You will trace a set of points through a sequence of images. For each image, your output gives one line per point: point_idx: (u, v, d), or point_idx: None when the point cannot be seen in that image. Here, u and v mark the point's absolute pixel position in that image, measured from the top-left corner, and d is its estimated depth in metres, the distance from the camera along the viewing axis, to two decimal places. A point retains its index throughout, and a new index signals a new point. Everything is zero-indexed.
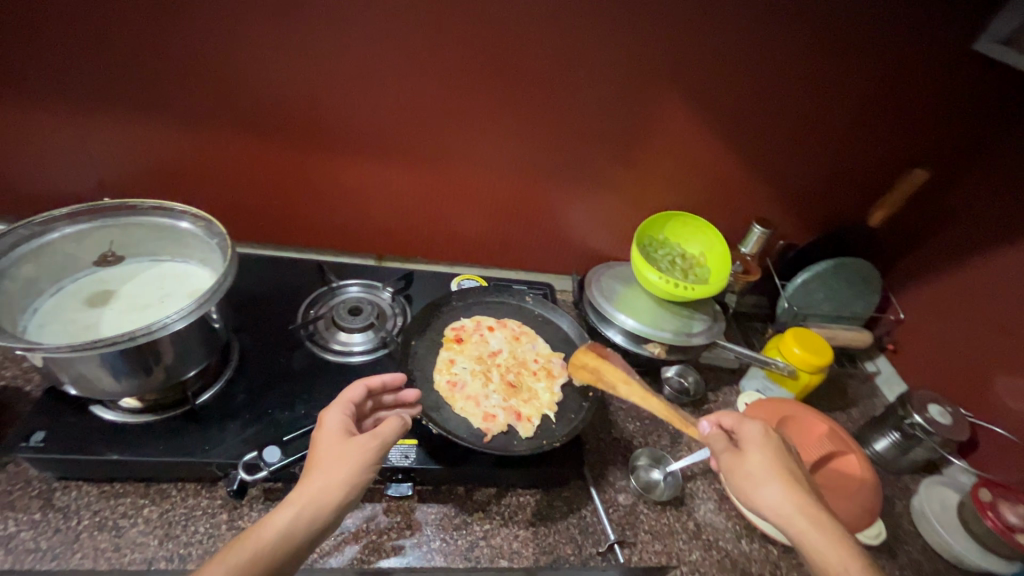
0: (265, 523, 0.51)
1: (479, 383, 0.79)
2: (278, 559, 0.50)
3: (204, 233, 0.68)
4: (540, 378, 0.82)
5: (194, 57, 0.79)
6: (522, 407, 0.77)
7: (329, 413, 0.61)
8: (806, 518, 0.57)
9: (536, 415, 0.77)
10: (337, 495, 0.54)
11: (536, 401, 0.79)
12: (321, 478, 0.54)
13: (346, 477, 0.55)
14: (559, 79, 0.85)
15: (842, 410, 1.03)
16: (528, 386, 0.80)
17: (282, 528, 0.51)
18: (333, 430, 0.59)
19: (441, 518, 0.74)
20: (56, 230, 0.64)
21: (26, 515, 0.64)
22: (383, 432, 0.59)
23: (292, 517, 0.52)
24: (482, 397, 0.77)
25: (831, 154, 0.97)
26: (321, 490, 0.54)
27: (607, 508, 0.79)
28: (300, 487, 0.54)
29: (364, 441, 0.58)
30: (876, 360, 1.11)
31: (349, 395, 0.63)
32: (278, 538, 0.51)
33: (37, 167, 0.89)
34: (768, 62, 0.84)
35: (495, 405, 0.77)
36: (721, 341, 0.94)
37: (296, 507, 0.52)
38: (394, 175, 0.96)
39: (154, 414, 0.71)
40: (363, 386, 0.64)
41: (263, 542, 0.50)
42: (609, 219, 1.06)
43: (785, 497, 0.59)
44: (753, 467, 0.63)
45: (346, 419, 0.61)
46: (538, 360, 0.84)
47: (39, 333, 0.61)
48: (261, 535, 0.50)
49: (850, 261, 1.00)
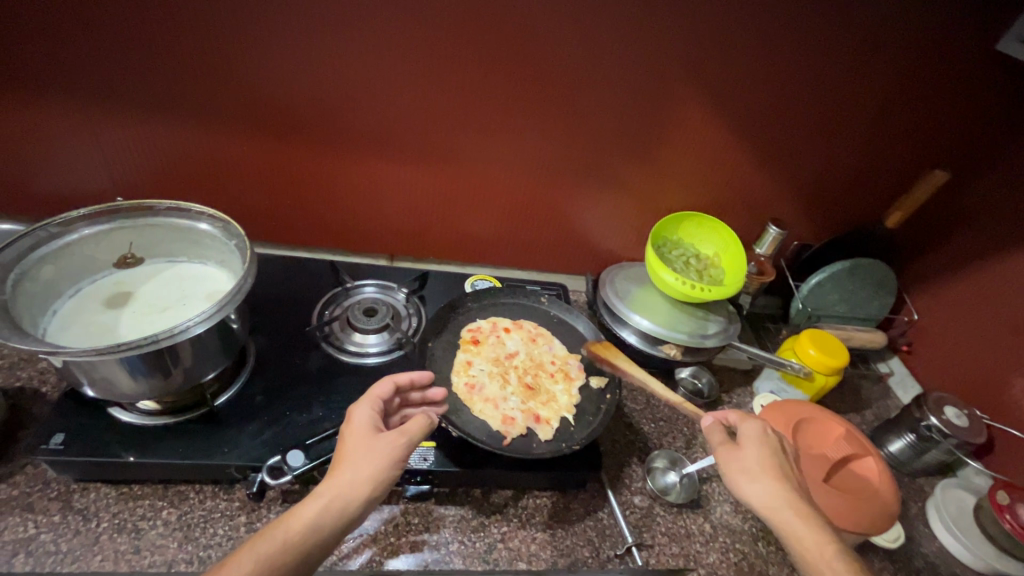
0: (294, 516, 0.51)
1: (497, 385, 0.79)
2: (306, 552, 0.50)
3: (222, 234, 0.68)
4: (558, 380, 0.81)
5: (209, 55, 0.79)
6: (541, 410, 0.77)
7: (357, 409, 0.61)
8: (793, 513, 0.58)
9: (554, 417, 0.77)
10: (365, 489, 0.54)
11: (555, 404, 0.78)
12: (349, 471, 0.54)
13: (374, 472, 0.55)
14: (576, 79, 0.84)
15: (855, 411, 1.03)
16: (545, 388, 0.80)
17: (309, 522, 0.51)
18: (362, 426, 0.58)
19: (459, 520, 0.74)
20: (75, 231, 0.64)
21: (45, 517, 0.64)
22: (411, 428, 0.58)
23: (319, 510, 0.52)
24: (500, 400, 0.77)
25: (848, 154, 0.96)
26: (350, 484, 0.54)
27: (624, 510, 0.79)
28: (328, 480, 0.54)
29: (392, 437, 0.57)
30: (889, 361, 1.11)
31: (377, 391, 0.63)
32: (306, 532, 0.51)
33: (50, 167, 0.89)
34: (787, 62, 0.84)
35: (513, 407, 0.77)
36: (736, 343, 0.94)
37: (325, 500, 0.52)
38: (408, 175, 0.96)
39: (171, 416, 0.70)
40: (391, 382, 0.64)
41: (291, 535, 0.50)
42: (622, 220, 1.06)
43: (776, 492, 0.60)
44: (747, 463, 0.63)
45: (374, 415, 0.60)
46: (555, 362, 0.84)
47: (59, 336, 0.61)
48: (290, 527, 0.51)
49: (865, 261, 1.00)
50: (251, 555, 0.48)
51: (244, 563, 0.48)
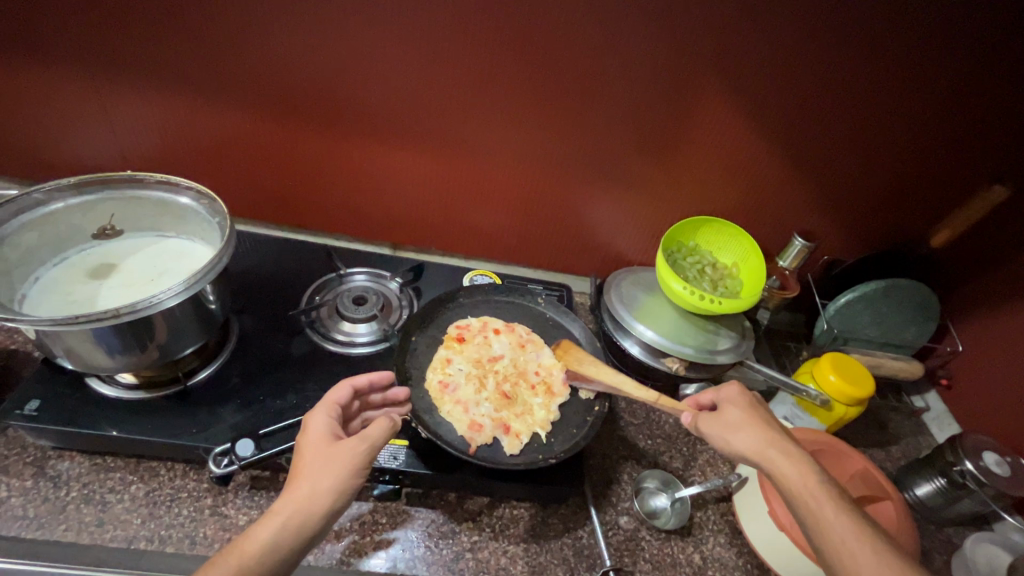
0: (247, 539, 0.48)
1: (471, 388, 0.75)
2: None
3: (206, 210, 0.67)
4: (538, 393, 0.76)
5: (210, 30, 0.78)
6: (513, 421, 0.72)
7: (313, 416, 0.59)
8: (782, 457, 0.58)
9: (526, 432, 0.72)
10: (326, 502, 0.51)
11: (529, 418, 0.73)
12: (308, 484, 0.52)
13: (336, 483, 0.52)
14: (585, 67, 0.79)
15: (879, 447, 0.94)
16: (523, 400, 0.75)
17: (264, 543, 0.48)
18: (320, 435, 0.56)
19: (428, 524, 0.70)
20: (59, 200, 0.64)
21: (18, 481, 0.64)
22: (372, 432, 0.56)
23: (276, 528, 0.49)
24: (471, 404, 0.73)
25: (890, 163, 0.87)
26: (309, 498, 0.51)
27: (606, 530, 0.74)
28: (285, 496, 0.51)
29: (353, 444, 0.55)
30: (925, 395, 1.01)
31: (334, 397, 0.61)
32: (262, 553, 0.48)
33: (67, 136, 0.91)
34: (824, 57, 0.76)
35: (483, 414, 0.72)
36: (749, 361, 0.87)
37: (282, 518, 0.50)
38: (409, 163, 0.93)
39: (148, 392, 0.70)
40: (349, 386, 0.62)
41: (244, 559, 0.47)
42: (634, 222, 1.00)
43: (764, 441, 0.60)
44: (731, 421, 0.63)
45: (332, 423, 0.59)
46: (539, 372, 0.79)
47: (36, 303, 0.61)
48: (244, 551, 0.47)
49: (902, 282, 0.90)
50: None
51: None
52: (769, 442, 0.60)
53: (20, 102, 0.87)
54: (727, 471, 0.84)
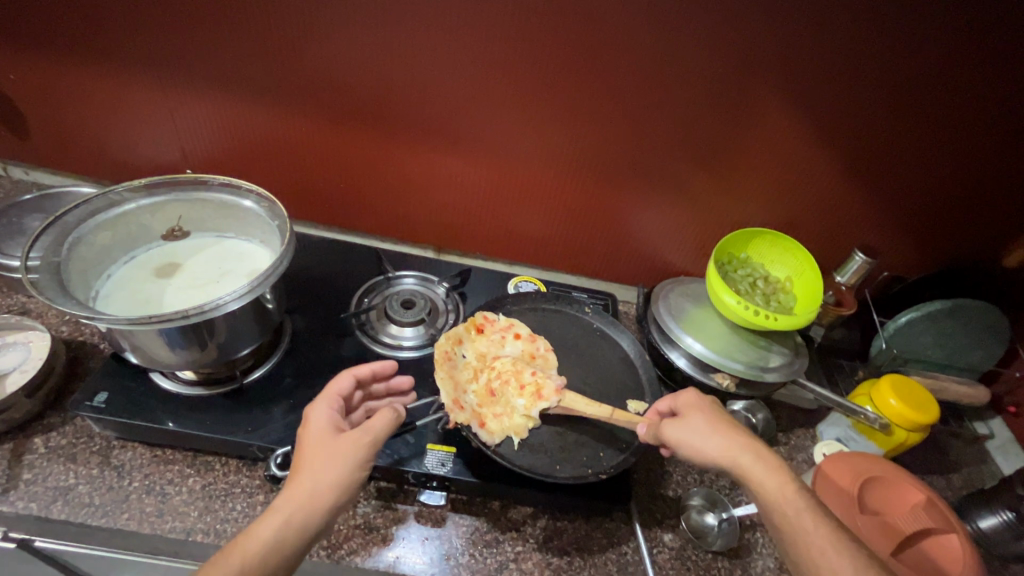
0: (249, 536, 0.49)
1: (465, 375, 0.76)
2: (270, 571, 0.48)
3: (266, 214, 0.68)
4: (523, 395, 0.72)
5: (271, 38, 0.80)
6: (489, 418, 0.71)
7: (315, 408, 0.59)
8: (749, 454, 0.59)
9: (496, 430, 0.69)
10: (330, 498, 0.52)
11: (506, 420, 0.71)
12: (309, 481, 0.52)
13: (337, 478, 0.53)
14: (642, 75, 0.78)
15: (939, 475, 0.90)
16: (507, 400, 0.72)
17: (267, 540, 0.49)
18: (322, 425, 0.57)
19: (472, 532, 0.70)
20: (132, 201, 0.66)
21: (85, 469, 0.67)
22: (375, 425, 0.57)
23: (279, 526, 0.49)
24: (458, 387, 0.74)
25: (961, 178, 0.83)
26: (311, 495, 0.52)
27: (652, 547, 0.73)
28: (286, 492, 0.52)
29: (356, 437, 0.56)
30: (989, 422, 0.96)
31: (336, 387, 0.62)
32: (264, 551, 0.48)
33: (132, 137, 0.95)
34: (895, 66, 0.73)
35: (465, 402, 0.73)
36: (802, 379, 0.84)
37: (284, 515, 0.50)
38: (457, 167, 0.93)
39: (206, 388, 0.72)
40: (351, 377, 0.63)
41: (247, 558, 0.47)
42: (683, 232, 0.97)
43: (732, 446, 0.60)
44: (695, 426, 0.62)
45: (333, 415, 0.59)
46: (536, 375, 0.74)
47: (108, 300, 0.64)
48: (245, 549, 0.48)
49: (970, 301, 0.86)
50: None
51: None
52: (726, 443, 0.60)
53: (91, 103, 0.91)
54: None
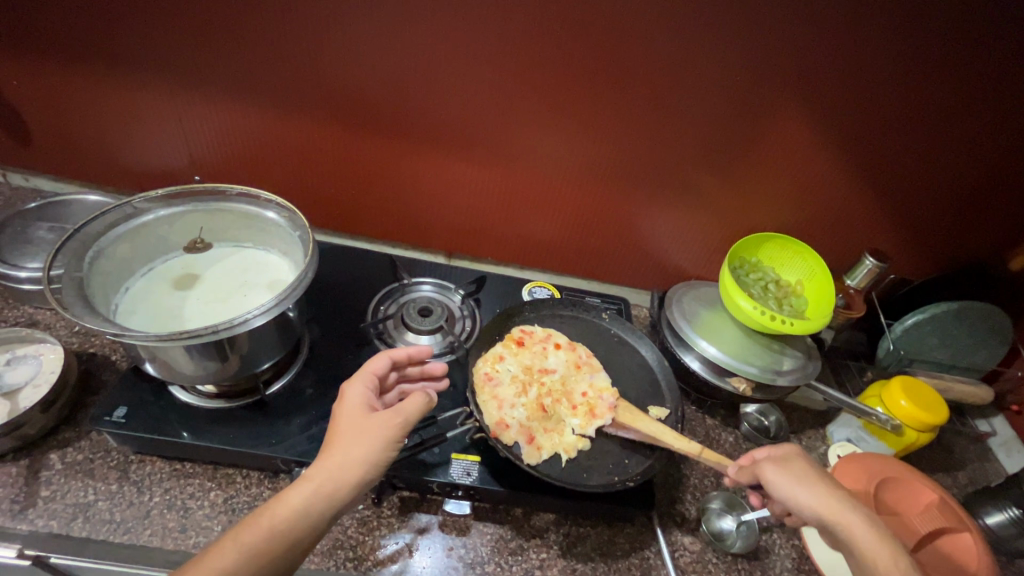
0: (281, 503, 0.49)
1: (513, 390, 0.74)
2: (298, 536, 0.49)
3: (288, 224, 0.68)
4: (578, 415, 0.73)
5: (284, 44, 0.79)
6: (540, 434, 0.71)
7: (351, 386, 0.59)
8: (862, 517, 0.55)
9: (549, 448, 0.70)
10: (359, 474, 0.52)
11: (557, 437, 0.71)
12: (341, 453, 0.52)
13: (369, 454, 0.53)
14: (660, 83, 0.78)
15: (946, 472, 0.92)
16: (559, 418, 0.73)
17: (296, 507, 0.49)
18: (356, 403, 0.57)
19: (496, 539, 0.71)
20: (151, 212, 0.65)
21: (104, 485, 0.66)
22: (407, 408, 0.57)
23: (308, 496, 0.50)
24: (504, 403, 0.73)
25: (968, 183, 0.85)
26: (341, 467, 0.52)
27: (673, 551, 0.73)
28: (319, 463, 0.52)
29: (387, 417, 0.55)
30: (992, 420, 0.98)
31: (371, 366, 0.61)
32: (293, 518, 0.49)
33: (137, 144, 0.93)
34: (907, 75, 0.74)
35: (515, 417, 0.72)
36: (816, 384, 0.85)
37: (313, 485, 0.50)
38: (471, 174, 0.93)
39: (225, 401, 0.71)
40: (387, 358, 0.63)
41: (276, 522, 0.48)
42: (695, 237, 0.98)
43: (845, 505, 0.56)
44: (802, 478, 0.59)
45: (368, 394, 0.59)
46: (587, 394, 0.75)
47: (129, 313, 0.63)
48: (276, 514, 0.49)
49: (976, 304, 0.88)
50: (235, 545, 0.47)
51: (228, 554, 0.46)
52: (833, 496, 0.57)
53: (96, 109, 0.89)
54: None
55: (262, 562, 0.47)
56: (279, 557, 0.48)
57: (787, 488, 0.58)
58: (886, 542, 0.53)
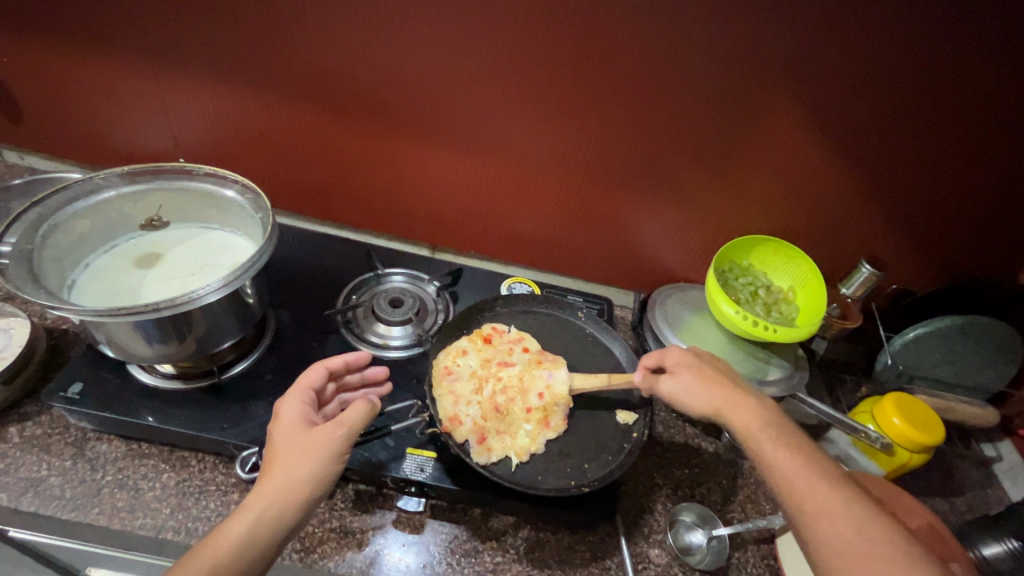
0: (220, 536, 0.47)
1: (470, 385, 0.72)
2: (240, 571, 0.46)
3: (250, 204, 0.67)
4: (531, 421, 0.70)
5: (261, 27, 0.78)
6: (492, 434, 0.68)
7: (285, 403, 0.58)
8: (733, 405, 0.60)
9: (498, 450, 0.67)
10: (303, 492, 0.51)
11: (509, 439, 0.68)
12: (281, 475, 0.51)
13: (311, 472, 0.51)
14: (646, 76, 0.75)
15: (942, 497, 0.86)
16: (513, 419, 0.70)
17: (238, 537, 0.47)
18: (293, 420, 0.56)
19: (451, 540, 0.68)
20: (112, 189, 0.65)
21: (58, 461, 0.66)
22: (348, 417, 0.56)
23: (250, 524, 0.48)
24: (460, 399, 0.71)
25: (975, 189, 0.79)
26: (284, 489, 0.50)
27: (637, 563, 0.70)
28: (258, 490, 0.50)
29: (329, 430, 0.54)
30: (998, 444, 0.92)
31: (306, 380, 0.61)
32: (236, 549, 0.47)
33: (123, 124, 0.94)
34: (907, 71, 0.69)
35: (468, 414, 0.70)
36: (799, 394, 0.80)
37: (257, 511, 0.49)
38: (452, 165, 0.91)
39: (184, 383, 0.71)
40: (322, 368, 0.62)
41: (217, 558, 0.46)
42: (683, 238, 0.95)
43: (720, 400, 0.61)
44: (687, 382, 0.64)
45: (305, 409, 0.58)
46: (543, 396, 0.72)
47: (85, 290, 0.62)
48: (217, 547, 0.47)
49: (983, 319, 0.82)
50: None
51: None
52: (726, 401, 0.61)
53: (86, 89, 0.90)
54: (770, 510, 0.79)
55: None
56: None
57: (680, 397, 0.63)
58: (751, 419, 0.58)
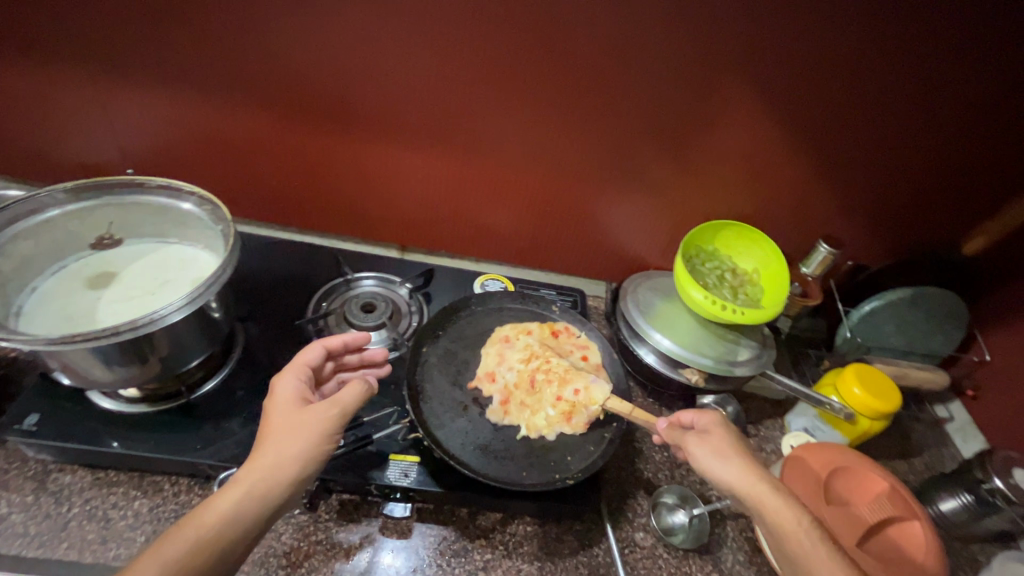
0: (206, 510, 0.47)
1: (519, 355, 0.76)
2: (228, 543, 0.46)
3: (209, 216, 0.65)
4: (555, 408, 0.72)
5: (207, 29, 0.75)
6: (515, 402, 0.72)
7: (283, 378, 0.58)
8: (766, 483, 0.56)
9: (514, 418, 0.71)
10: (293, 470, 0.51)
11: (527, 414, 0.71)
12: (274, 450, 0.51)
13: (303, 450, 0.52)
14: (607, 70, 0.76)
15: (902, 458, 0.92)
16: (540, 398, 0.72)
17: (225, 512, 0.47)
18: (287, 397, 0.56)
19: (439, 541, 0.68)
20: (56, 207, 0.62)
21: (19, 497, 0.62)
22: (343, 398, 0.57)
23: (239, 497, 0.48)
24: (504, 361, 0.76)
25: (920, 167, 0.83)
26: (274, 465, 0.50)
27: (623, 548, 0.72)
28: (249, 465, 0.50)
29: (323, 409, 0.55)
30: (949, 405, 0.98)
31: (304, 358, 0.61)
32: (222, 523, 0.47)
33: (62, 136, 0.88)
34: (852, 57, 0.72)
35: (505, 377, 0.74)
36: (769, 372, 0.83)
37: (246, 485, 0.49)
38: (418, 164, 0.90)
39: (151, 405, 0.68)
40: (320, 347, 0.63)
41: (204, 529, 0.46)
42: (650, 226, 0.96)
43: (751, 477, 0.57)
44: (719, 447, 0.61)
45: (301, 386, 0.58)
46: (578, 394, 0.72)
47: (34, 316, 0.59)
48: (202, 521, 0.46)
49: (930, 289, 0.87)
50: (157, 559, 0.43)
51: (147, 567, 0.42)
52: (759, 477, 0.57)
53: (17, 99, 0.84)
54: None
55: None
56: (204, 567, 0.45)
57: (707, 463, 0.60)
58: (788, 504, 0.54)
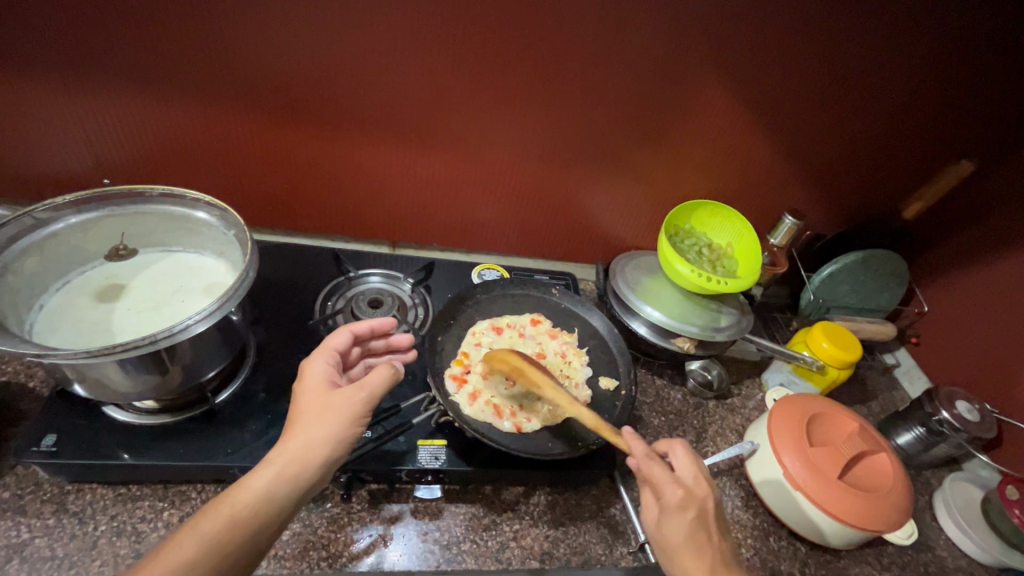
0: (240, 488, 0.50)
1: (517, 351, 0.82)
2: (268, 520, 0.50)
3: (220, 223, 0.64)
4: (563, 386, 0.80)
5: (191, 34, 0.74)
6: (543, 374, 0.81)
7: (312, 363, 0.60)
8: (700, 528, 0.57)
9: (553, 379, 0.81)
10: (323, 451, 0.53)
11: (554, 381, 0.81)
12: (301, 435, 0.53)
13: (329, 433, 0.54)
14: (591, 65, 0.80)
15: (863, 403, 1.03)
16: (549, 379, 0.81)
17: (256, 493, 0.50)
18: (316, 381, 0.58)
19: (470, 518, 0.72)
20: (62, 220, 0.60)
21: (39, 521, 0.61)
22: (372, 382, 0.58)
23: (270, 479, 0.51)
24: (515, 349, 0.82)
25: (865, 144, 0.93)
26: (305, 447, 0.53)
27: (636, 506, 0.78)
28: (280, 446, 0.53)
29: (350, 393, 0.56)
30: (896, 352, 1.11)
31: (333, 342, 0.63)
32: (256, 503, 0.50)
33: (29, 147, 0.84)
34: (808, 47, 0.80)
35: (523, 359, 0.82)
36: (749, 335, 0.93)
37: (277, 468, 0.51)
38: (409, 161, 0.92)
39: (171, 415, 0.67)
40: (347, 333, 0.64)
41: (237, 508, 0.49)
42: (632, 209, 1.03)
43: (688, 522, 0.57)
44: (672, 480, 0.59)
45: (329, 369, 0.60)
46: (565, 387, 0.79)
47: (48, 332, 0.57)
48: (236, 500, 0.49)
49: (878, 252, 0.99)
50: (194, 534, 0.47)
51: (186, 545, 0.46)
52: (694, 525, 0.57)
53: None
54: (735, 439, 0.91)
55: (226, 550, 0.47)
56: (241, 542, 0.48)
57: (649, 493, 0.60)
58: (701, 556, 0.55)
